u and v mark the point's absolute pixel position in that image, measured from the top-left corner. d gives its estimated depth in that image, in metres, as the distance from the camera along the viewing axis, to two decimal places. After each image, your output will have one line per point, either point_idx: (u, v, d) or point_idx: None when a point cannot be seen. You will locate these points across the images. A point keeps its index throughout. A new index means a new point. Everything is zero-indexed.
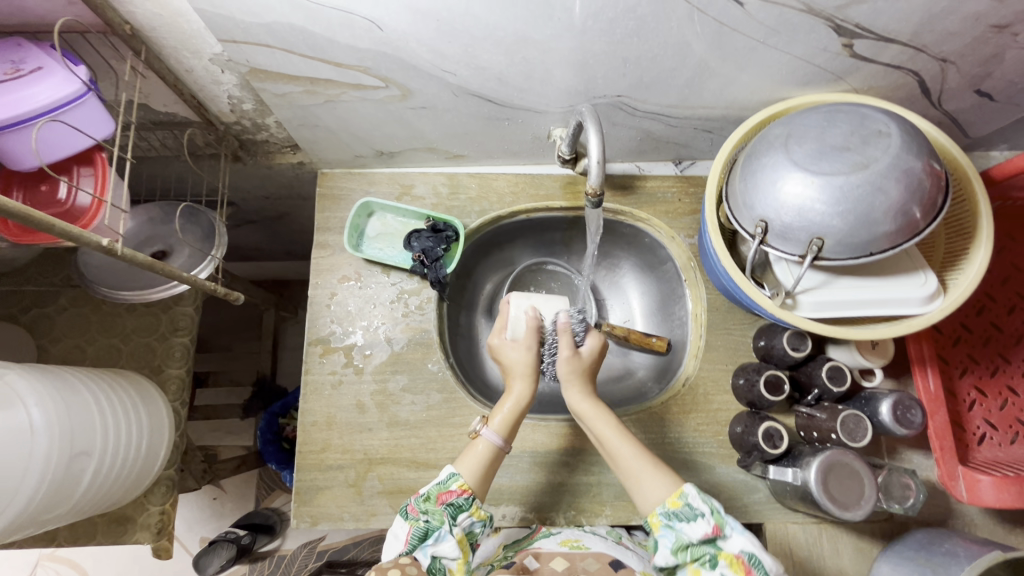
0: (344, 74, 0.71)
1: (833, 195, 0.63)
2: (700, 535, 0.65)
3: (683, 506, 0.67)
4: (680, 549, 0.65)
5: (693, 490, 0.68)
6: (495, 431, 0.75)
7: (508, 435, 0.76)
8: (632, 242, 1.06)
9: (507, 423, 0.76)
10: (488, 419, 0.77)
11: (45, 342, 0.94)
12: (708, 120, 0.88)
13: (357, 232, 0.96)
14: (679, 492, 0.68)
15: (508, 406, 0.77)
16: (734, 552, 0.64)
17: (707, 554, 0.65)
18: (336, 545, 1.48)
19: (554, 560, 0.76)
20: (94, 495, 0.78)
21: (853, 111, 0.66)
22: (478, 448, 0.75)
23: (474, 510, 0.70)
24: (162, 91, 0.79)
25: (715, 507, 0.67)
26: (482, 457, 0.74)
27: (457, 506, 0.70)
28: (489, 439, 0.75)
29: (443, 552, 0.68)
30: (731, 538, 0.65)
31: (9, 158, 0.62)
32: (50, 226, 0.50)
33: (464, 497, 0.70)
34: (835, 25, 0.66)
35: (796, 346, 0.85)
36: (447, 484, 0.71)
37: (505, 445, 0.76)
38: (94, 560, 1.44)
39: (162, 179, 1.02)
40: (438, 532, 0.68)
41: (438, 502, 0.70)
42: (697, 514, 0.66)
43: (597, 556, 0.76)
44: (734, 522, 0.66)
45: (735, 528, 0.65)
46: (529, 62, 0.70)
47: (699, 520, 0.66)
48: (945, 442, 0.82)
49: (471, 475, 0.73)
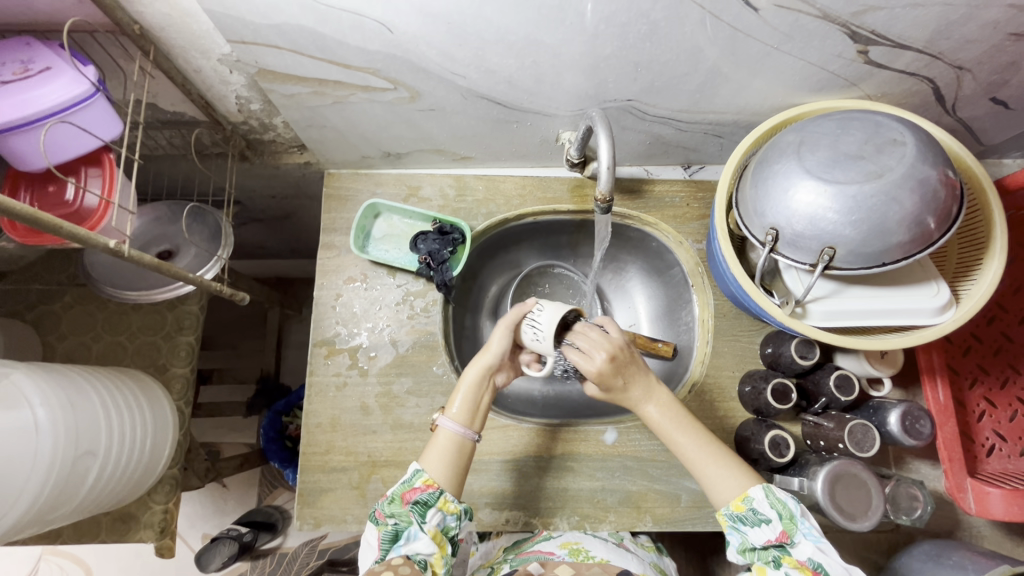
0: (353, 76, 0.70)
1: (846, 204, 0.62)
2: (764, 540, 0.66)
3: (749, 510, 0.67)
4: (745, 548, 0.68)
5: (760, 494, 0.67)
6: (452, 420, 0.75)
7: (470, 421, 0.76)
8: (639, 246, 1.05)
9: (464, 408, 0.76)
10: (445, 409, 0.77)
11: (50, 339, 0.94)
12: (718, 125, 0.87)
13: (363, 234, 0.95)
14: (744, 496, 0.68)
15: (462, 393, 0.77)
16: (800, 558, 0.64)
17: (771, 556, 0.66)
18: (338, 543, 1.48)
19: (560, 567, 0.75)
20: (98, 495, 0.78)
21: (867, 119, 0.66)
22: (439, 440, 0.74)
23: (442, 504, 0.70)
24: (170, 90, 0.79)
25: (786, 513, 0.66)
26: (444, 448, 0.73)
27: (423, 503, 0.69)
28: (448, 428, 0.74)
29: (417, 549, 0.67)
30: (800, 544, 0.65)
31: (18, 158, 0.62)
32: (57, 227, 0.50)
33: (430, 492, 0.70)
34: (850, 32, 0.65)
35: (804, 354, 0.84)
36: (412, 481, 0.71)
37: (468, 431, 0.75)
38: (97, 556, 1.44)
39: (170, 178, 1.02)
40: (409, 532, 0.68)
41: (404, 502, 0.70)
42: (763, 519, 0.66)
43: (602, 564, 0.76)
44: (805, 530, 0.65)
45: (804, 536, 0.65)
46: (540, 66, 0.69)
47: (765, 525, 0.66)
48: (953, 453, 0.81)
49: (438, 471, 0.72)
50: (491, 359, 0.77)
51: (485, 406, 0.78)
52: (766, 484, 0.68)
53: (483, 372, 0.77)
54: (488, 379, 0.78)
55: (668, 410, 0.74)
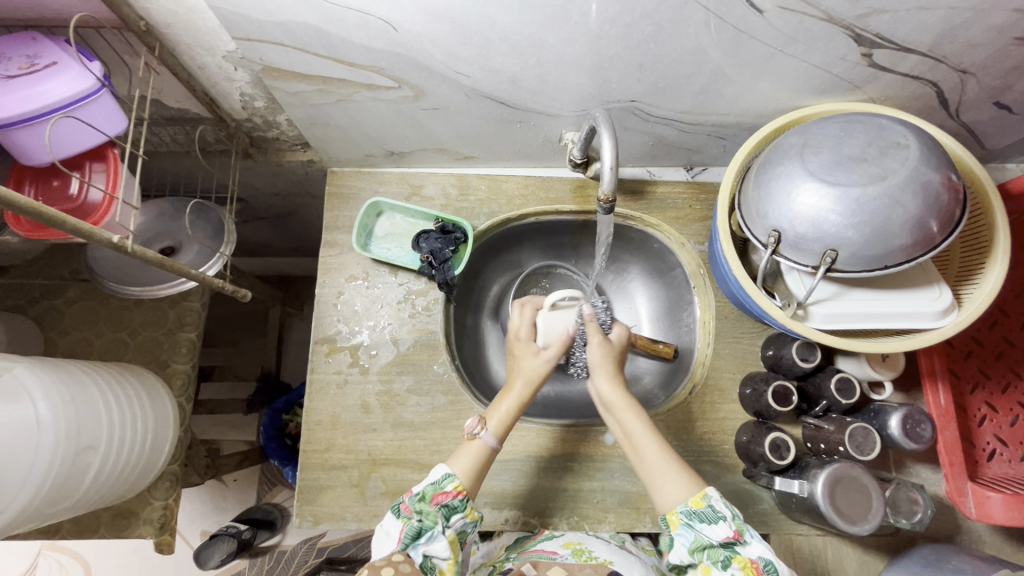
0: (357, 74, 0.70)
1: (849, 207, 0.62)
2: (720, 537, 0.64)
3: (706, 508, 0.66)
4: (697, 548, 0.65)
5: (716, 493, 0.67)
6: (492, 433, 0.75)
7: (503, 436, 0.77)
8: (641, 247, 1.06)
9: (503, 424, 0.76)
10: (483, 420, 0.76)
11: (52, 334, 0.94)
12: (722, 127, 0.87)
13: (365, 232, 0.95)
14: (703, 494, 0.67)
15: (507, 408, 0.77)
16: (751, 557, 0.64)
17: (722, 556, 0.65)
18: (336, 542, 1.48)
19: (552, 568, 0.75)
20: (98, 490, 0.78)
21: (870, 122, 0.66)
22: (474, 449, 0.75)
23: (469, 512, 0.70)
24: (175, 86, 0.79)
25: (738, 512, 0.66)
26: (478, 460, 0.74)
27: (450, 508, 0.69)
28: (485, 441, 0.75)
29: (434, 552, 0.67)
30: (750, 544, 0.65)
31: (23, 153, 0.62)
32: (62, 221, 0.50)
33: (459, 499, 0.70)
34: (855, 34, 0.65)
35: (805, 357, 0.84)
36: (442, 484, 0.71)
37: (500, 445, 0.76)
38: (96, 551, 1.44)
39: (173, 175, 1.02)
40: (431, 532, 0.67)
41: (433, 504, 0.69)
42: (719, 517, 0.65)
43: (596, 567, 0.75)
44: (753, 531, 0.65)
45: (753, 536, 0.65)
46: (544, 66, 0.69)
47: (720, 523, 0.65)
48: (954, 457, 0.81)
49: (464, 476, 0.72)
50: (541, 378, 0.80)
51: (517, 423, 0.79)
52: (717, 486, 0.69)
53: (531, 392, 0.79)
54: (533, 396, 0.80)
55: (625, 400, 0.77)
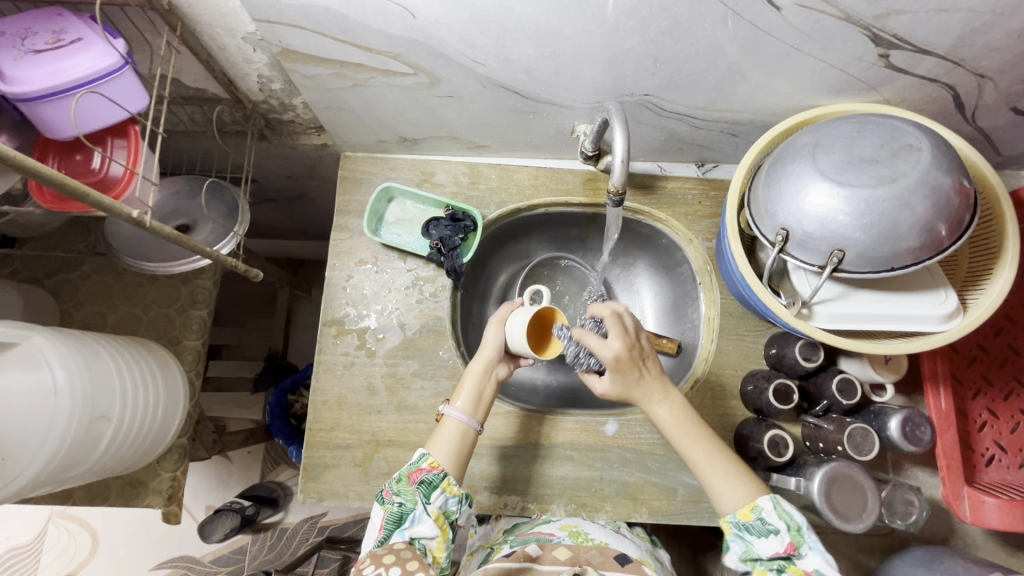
0: (374, 59, 0.71)
1: (858, 208, 0.62)
2: (771, 551, 0.66)
3: (756, 520, 0.67)
4: (749, 555, 0.68)
5: (769, 504, 0.67)
6: (459, 410, 0.77)
7: (475, 411, 0.78)
8: (649, 242, 1.06)
9: (470, 399, 0.78)
10: (451, 400, 0.79)
11: (68, 307, 0.96)
12: (734, 124, 0.87)
13: (376, 217, 0.97)
14: (753, 506, 0.68)
15: (468, 384, 0.79)
16: (806, 569, 0.65)
17: (777, 565, 0.66)
18: (337, 521, 1.53)
19: (558, 548, 0.77)
20: (110, 459, 0.80)
21: (884, 123, 0.66)
22: (446, 429, 0.76)
23: (446, 486, 0.71)
24: (195, 67, 0.80)
25: (793, 524, 0.66)
26: (451, 437, 0.75)
27: (428, 484, 0.71)
28: (455, 417, 0.77)
29: (420, 533, 0.68)
30: (807, 556, 0.65)
31: (49, 127, 0.63)
32: (83, 194, 0.51)
33: (435, 474, 0.71)
34: (873, 34, 0.65)
35: (808, 356, 0.84)
36: (418, 463, 0.73)
37: (472, 421, 0.77)
38: (104, 520, 1.48)
39: (189, 154, 1.04)
40: (413, 514, 0.69)
41: (411, 482, 0.71)
42: (771, 529, 0.67)
43: (601, 549, 0.77)
44: (812, 542, 0.65)
45: (812, 548, 0.65)
46: (559, 56, 0.70)
47: (773, 536, 0.66)
48: (952, 461, 0.82)
49: (443, 456, 0.74)
50: (490, 356, 0.80)
51: (490, 396, 0.80)
52: (775, 495, 0.68)
53: (486, 366, 0.79)
54: (491, 369, 0.80)
55: (679, 413, 0.75)
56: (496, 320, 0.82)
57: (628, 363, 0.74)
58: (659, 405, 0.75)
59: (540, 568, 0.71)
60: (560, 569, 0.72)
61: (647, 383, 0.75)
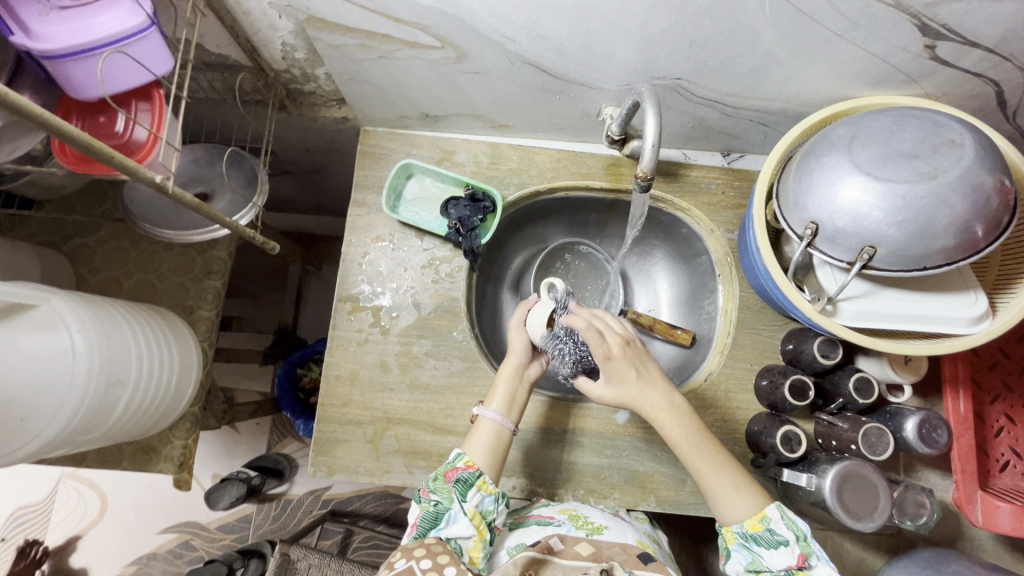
0: (402, 30, 0.69)
1: (893, 204, 0.60)
2: (782, 563, 0.68)
3: (765, 531, 0.69)
4: (756, 566, 0.70)
5: (777, 515, 0.69)
6: (494, 410, 0.77)
7: (509, 411, 0.78)
8: (669, 231, 1.05)
9: (504, 400, 0.78)
10: (486, 402, 0.79)
11: (84, 271, 0.96)
12: (765, 113, 0.85)
13: (395, 194, 0.95)
14: (762, 517, 0.69)
15: (500, 385, 0.79)
16: None
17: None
18: (341, 495, 1.55)
19: (580, 543, 0.75)
20: (124, 424, 0.80)
21: (926, 117, 0.63)
22: (482, 430, 0.76)
23: (482, 484, 0.72)
24: (218, 32, 0.78)
25: (801, 534, 0.68)
26: (487, 437, 0.75)
27: (464, 482, 0.71)
28: (490, 418, 0.76)
29: (457, 533, 0.69)
30: (815, 566, 0.67)
31: (75, 86, 0.63)
32: (108, 156, 0.49)
33: (471, 472, 0.72)
34: (921, 23, 0.62)
35: (826, 353, 0.83)
36: (453, 462, 0.74)
37: (507, 421, 0.77)
38: (113, 483, 1.51)
39: (208, 123, 1.03)
40: (449, 514, 0.70)
41: (448, 481, 0.73)
42: (781, 541, 0.68)
43: (624, 546, 0.76)
44: (820, 552, 0.67)
45: (819, 557, 0.67)
46: (593, 35, 0.68)
47: (784, 547, 0.68)
48: (967, 465, 0.81)
49: (478, 456, 0.74)
50: (519, 359, 0.80)
51: (524, 397, 0.80)
52: (781, 505, 0.70)
53: (518, 368, 0.80)
54: (524, 372, 0.80)
55: (684, 421, 0.73)
56: (516, 322, 0.81)
57: (625, 365, 0.73)
58: (654, 404, 0.73)
59: (560, 562, 0.71)
60: (584, 565, 0.71)
61: (649, 386, 0.73)
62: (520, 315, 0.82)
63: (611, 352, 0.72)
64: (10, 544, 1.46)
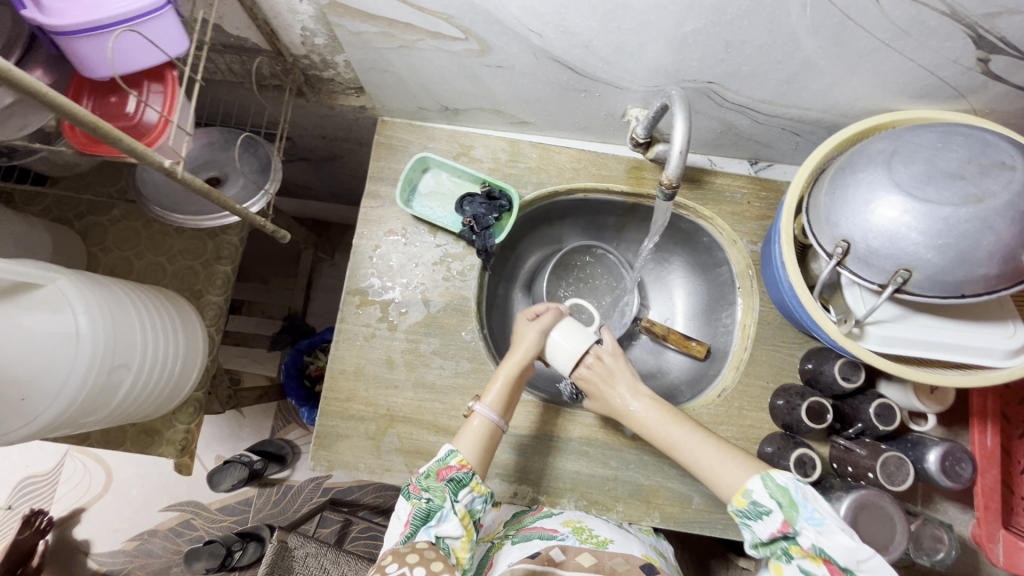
0: (425, 20, 0.67)
1: (934, 226, 0.57)
2: (768, 533, 0.62)
3: (749, 504, 0.64)
4: (756, 542, 0.65)
5: (756, 484, 0.64)
6: (489, 407, 0.75)
7: (503, 412, 0.76)
8: (689, 239, 1.02)
9: (501, 399, 0.76)
10: (481, 396, 0.77)
11: (96, 251, 0.96)
12: (799, 122, 0.81)
13: (409, 187, 0.93)
14: (743, 490, 0.64)
15: (501, 382, 0.77)
16: (805, 547, 0.60)
17: (780, 548, 0.62)
18: (342, 485, 1.54)
19: (581, 554, 0.73)
20: (126, 408, 0.79)
21: (973, 136, 0.59)
22: (473, 425, 0.74)
23: (474, 485, 0.70)
24: (238, 14, 0.76)
25: (785, 500, 0.61)
26: (478, 435, 0.74)
27: (458, 482, 0.69)
28: (484, 415, 0.75)
29: (446, 532, 0.67)
30: (804, 532, 0.60)
31: (86, 64, 0.62)
32: (116, 139, 0.47)
33: (464, 472, 0.70)
34: (976, 35, 0.59)
35: (847, 376, 0.79)
36: (446, 460, 0.71)
37: (500, 420, 0.75)
38: (118, 459, 1.52)
39: (225, 105, 1.01)
40: (440, 512, 0.67)
41: (440, 479, 0.69)
42: (763, 511, 0.63)
43: (627, 556, 0.73)
44: (808, 516, 0.60)
45: (808, 522, 0.60)
46: (623, 32, 0.65)
47: (767, 517, 0.62)
48: (990, 502, 0.79)
49: (470, 453, 0.72)
50: (523, 361, 0.78)
51: (516, 398, 0.78)
52: (764, 473, 0.64)
53: (520, 369, 0.77)
54: (525, 372, 0.79)
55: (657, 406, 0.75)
56: (539, 326, 0.79)
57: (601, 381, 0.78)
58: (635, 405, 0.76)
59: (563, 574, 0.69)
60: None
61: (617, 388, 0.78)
62: (547, 325, 0.79)
63: (583, 370, 0.79)
64: (16, 512, 1.48)
